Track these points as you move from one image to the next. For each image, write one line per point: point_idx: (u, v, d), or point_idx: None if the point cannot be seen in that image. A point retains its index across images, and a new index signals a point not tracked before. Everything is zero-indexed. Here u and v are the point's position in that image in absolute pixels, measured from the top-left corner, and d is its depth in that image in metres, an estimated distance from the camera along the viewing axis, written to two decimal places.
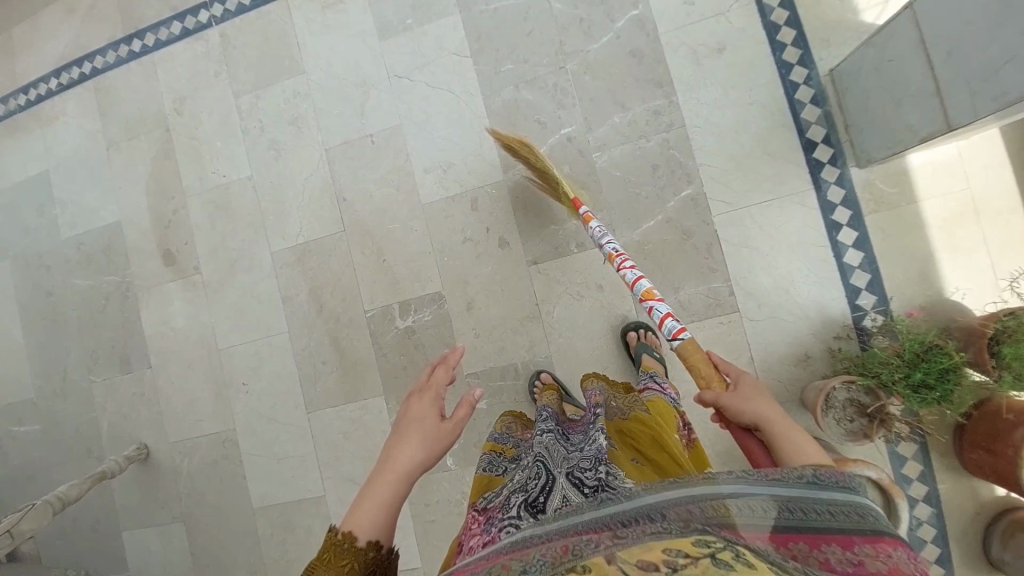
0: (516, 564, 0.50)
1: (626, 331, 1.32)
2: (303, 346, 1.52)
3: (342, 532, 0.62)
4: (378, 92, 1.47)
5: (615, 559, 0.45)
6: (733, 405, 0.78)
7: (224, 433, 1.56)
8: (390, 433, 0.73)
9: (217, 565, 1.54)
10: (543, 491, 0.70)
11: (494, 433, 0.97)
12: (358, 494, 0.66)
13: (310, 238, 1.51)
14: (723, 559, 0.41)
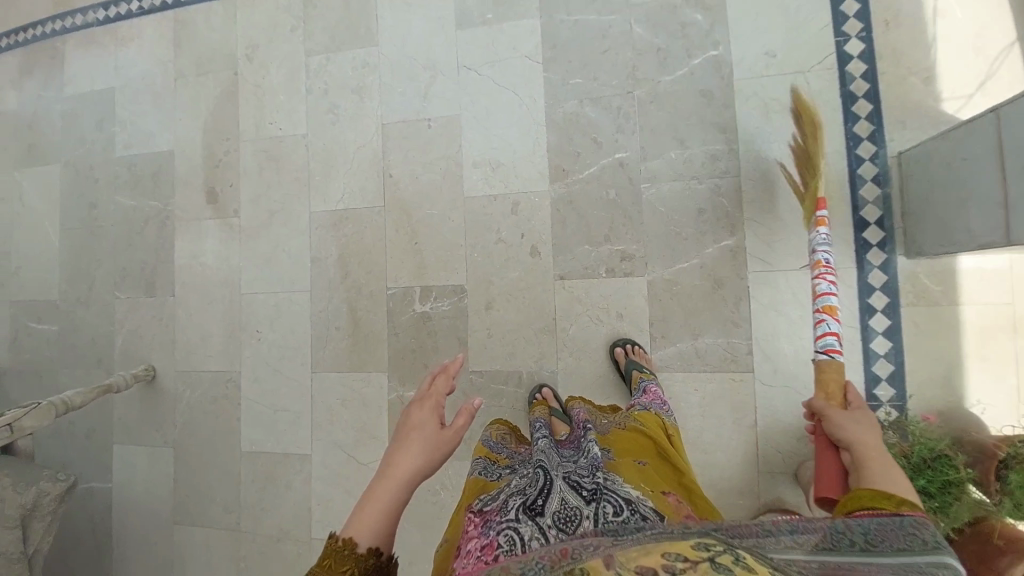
0: (514, 568, 0.50)
1: (614, 347, 1.33)
2: (321, 308, 1.55)
3: (342, 538, 0.63)
4: (444, 79, 1.48)
5: (613, 562, 0.45)
6: (840, 419, 0.90)
7: (229, 374, 1.60)
8: (391, 442, 0.75)
9: (196, 497, 1.59)
10: (541, 493, 0.69)
11: (488, 440, 0.97)
12: (358, 502, 0.67)
13: (349, 206, 1.54)
14: (722, 563, 0.43)
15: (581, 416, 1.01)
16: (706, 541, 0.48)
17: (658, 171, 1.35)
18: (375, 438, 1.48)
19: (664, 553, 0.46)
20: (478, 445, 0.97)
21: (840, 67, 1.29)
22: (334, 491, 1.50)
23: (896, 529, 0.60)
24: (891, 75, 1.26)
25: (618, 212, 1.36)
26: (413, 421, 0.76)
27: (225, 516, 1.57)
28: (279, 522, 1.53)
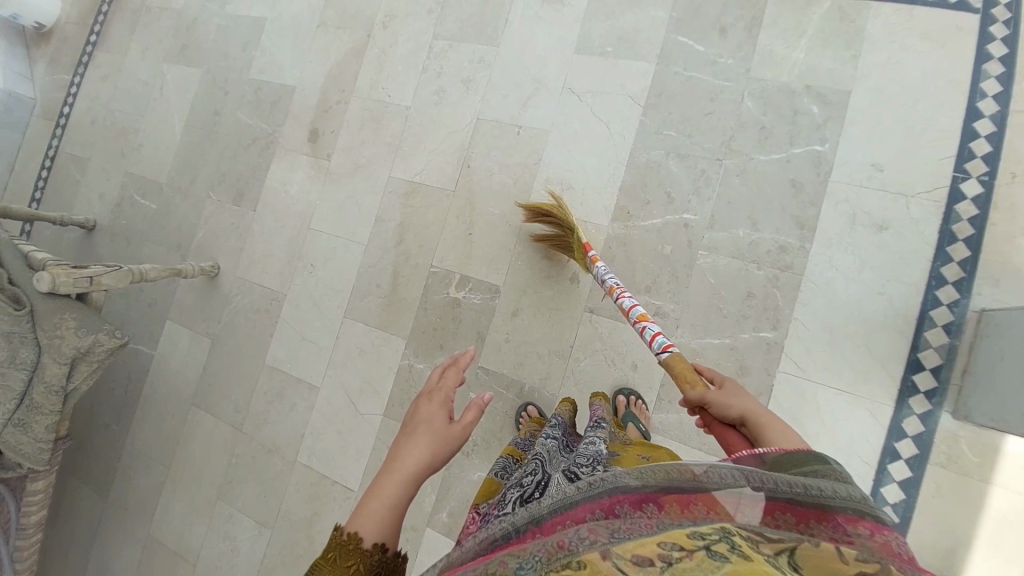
0: (512, 560, 0.55)
1: (616, 395, 1.33)
2: (370, 264, 1.67)
3: (348, 532, 0.69)
4: (547, 94, 1.54)
5: (609, 555, 0.52)
6: (721, 396, 0.87)
7: (276, 294, 1.77)
8: (399, 435, 0.79)
9: (215, 387, 1.78)
10: (538, 486, 0.80)
11: (516, 442, 1.10)
12: (363, 496, 0.73)
13: (424, 182, 1.64)
14: (716, 552, 0.51)
15: (598, 413, 1.11)
16: (702, 531, 0.56)
17: (720, 243, 1.34)
18: (377, 395, 1.59)
19: (663, 544, 0.54)
20: (507, 445, 1.08)
21: (948, 202, 1.23)
22: (327, 427, 1.63)
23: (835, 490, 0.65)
24: (1001, 228, 1.19)
25: (667, 268, 1.36)
26: (421, 416, 0.79)
27: (232, 413, 1.74)
28: (273, 436, 1.68)
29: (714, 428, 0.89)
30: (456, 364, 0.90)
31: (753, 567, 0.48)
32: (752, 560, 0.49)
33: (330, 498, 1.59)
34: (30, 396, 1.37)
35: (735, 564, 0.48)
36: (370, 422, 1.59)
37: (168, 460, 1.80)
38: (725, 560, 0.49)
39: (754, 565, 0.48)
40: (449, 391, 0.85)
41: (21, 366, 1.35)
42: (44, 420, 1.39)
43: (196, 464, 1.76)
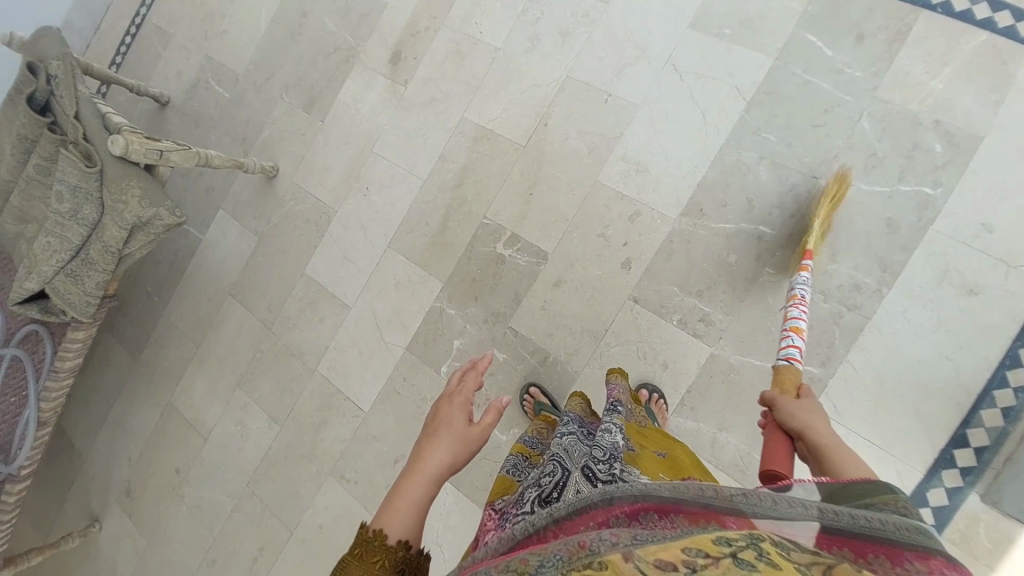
0: (533, 560, 0.59)
1: (639, 389, 1.30)
2: (424, 201, 1.65)
3: (372, 529, 0.72)
4: (646, 66, 1.44)
5: (631, 558, 0.54)
6: (792, 405, 0.89)
7: (327, 209, 1.78)
8: (421, 439, 0.84)
9: (253, 284, 1.84)
10: (557, 486, 0.81)
11: (526, 437, 1.09)
12: (387, 496, 0.76)
13: (495, 129, 1.58)
14: (744, 559, 0.52)
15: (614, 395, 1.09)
16: (729, 537, 0.58)
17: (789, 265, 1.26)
18: (404, 329, 1.62)
19: (687, 550, 0.55)
20: (515, 443, 1.08)
21: None
22: (351, 347, 1.68)
23: (890, 517, 0.63)
24: None
25: (726, 278, 1.30)
26: (442, 418, 0.85)
27: (265, 312, 1.81)
28: (298, 343, 1.75)
29: (769, 428, 0.91)
30: (474, 369, 0.96)
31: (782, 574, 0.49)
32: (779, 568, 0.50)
33: (340, 411, 1.67)
34: (88, 251, 1.44)
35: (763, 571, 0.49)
36: (392, 353, 1.63)
37: (198, 340, 1.89)
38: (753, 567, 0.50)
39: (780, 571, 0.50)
40: (469, 395, 0.91)
41: (83, 222, 1.41)
42: (97, 277, 1.46)
43: (222, 351, 1.85)
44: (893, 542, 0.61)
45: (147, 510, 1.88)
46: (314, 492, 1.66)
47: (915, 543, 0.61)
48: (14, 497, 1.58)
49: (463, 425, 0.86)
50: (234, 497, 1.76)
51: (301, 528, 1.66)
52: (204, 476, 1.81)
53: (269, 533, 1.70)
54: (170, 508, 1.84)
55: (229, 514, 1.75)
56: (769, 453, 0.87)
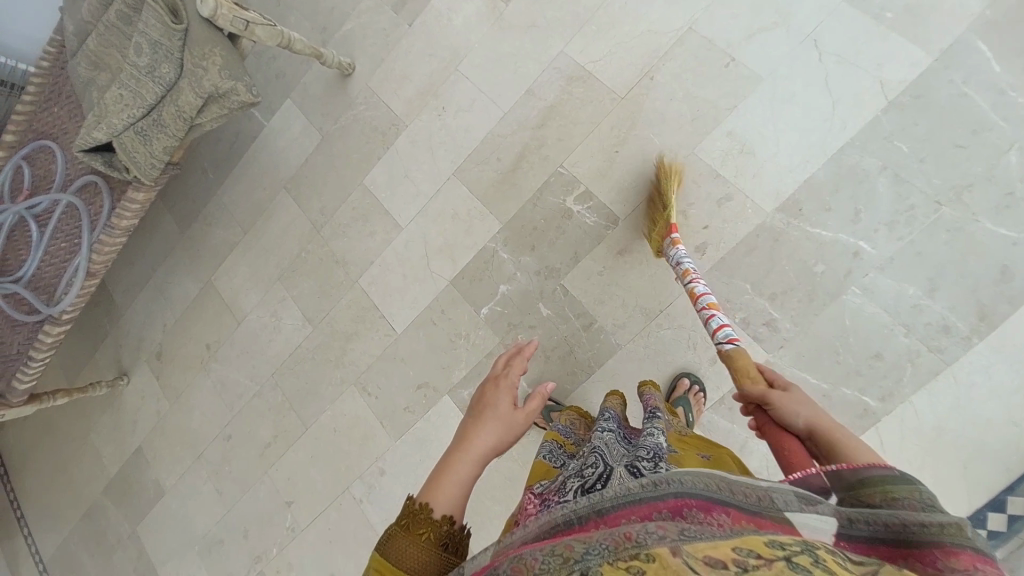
0: (578, 546, 0.59)
1: (679, 377, 1.29)
2: (500, 134, 1.55)
3: (420, 503, 0.76)
4: (783, 36, 1.28)
5: (681, 553, 0.54)
6: (785, 401, 0.83)
7: (398, 122, 1.70)
8: (467, 419, 0.88)
9: (310, 182, 1.81)
10: (599, 479, 0.82)
11: (559, 427, 1.11)
12: (433, 473, 0.80)
13: (594, 73, 1.44)
14: (798, 563, 0.52)
15: (650, 399, 1.09)
16: (780, 541, 0.57)
17: (880, 290, 1.18)
18: (452, 262, 1.58)
19: (737, 549, 0.54)
20: (548, 430, 1.11)
21: None
22: (395, 268, 1.66)
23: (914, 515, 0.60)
24: None
25: (806, 288, 1.21)
26: (487, 400, 0.89)
27: (316, 214, 1.79)
28: (345, 252, 1.74)
29: (770, 431, 0.83)
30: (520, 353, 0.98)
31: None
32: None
33: (373, 327, 1.68)
34: (159, 113, 1.40)
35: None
36: (435, 283, 1.60)
37: (247, 226, 1.89)
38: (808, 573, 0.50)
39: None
40: (513, 378, 0.93)
41: (159, 81, 1.36)
42: (164, 141, 1.43)
43: (269, 243, 1.85)
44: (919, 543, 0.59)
45: (175, 375, 1.97)
46: (335, 396, 1.71)
47: (943, 541, 0.57)
48: (51, 339, 1.58)
49: (508, 408, 0.89)
50: (258, 384, 1.83)
51: (317, 427, 1.73)
52: (232, 357, 1.87)
53: (286, 422, 1.77)
54: (197, 379, 1.93)
55: (252, 397, 1.83)
56: (790, 460, 0.78)
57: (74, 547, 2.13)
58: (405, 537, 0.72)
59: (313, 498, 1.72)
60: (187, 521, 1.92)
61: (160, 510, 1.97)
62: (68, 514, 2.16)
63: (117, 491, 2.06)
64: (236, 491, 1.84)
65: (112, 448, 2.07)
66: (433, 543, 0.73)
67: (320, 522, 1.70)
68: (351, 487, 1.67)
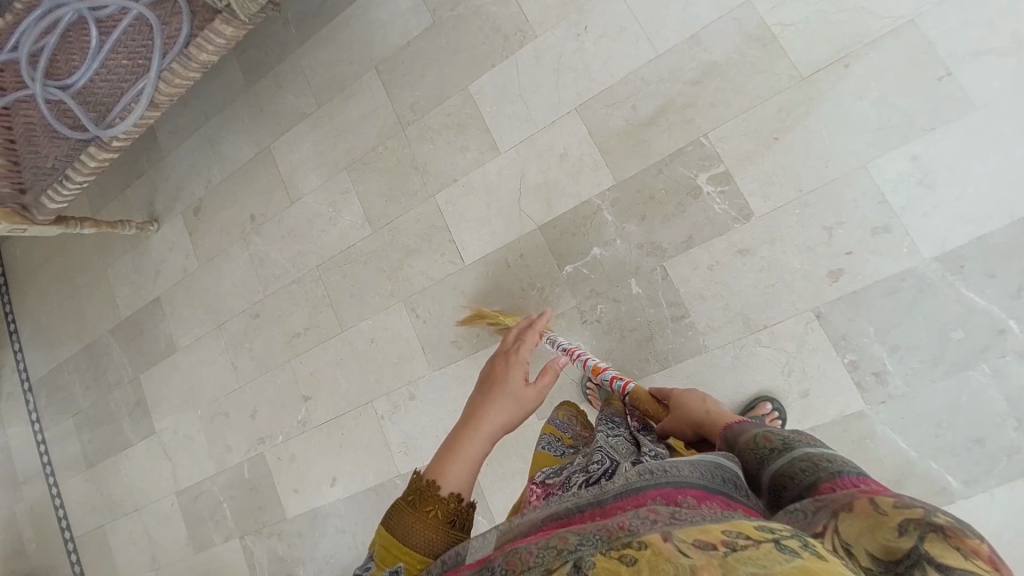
0: (571, 537, 0.51)
1: (761, 402, 1.20)
2: (645, 79, 1.34)
3: (427, 480, 0.71)
4: (1018, 66, 1.11)
5: (672, 538, 0.47)
6: (674, 417, 0.95)
7: (525, 27, 1.46)
8: (479, 398, 0.84)
9: (406, 69, 1.59)
10: (605, 474, 0.76)
11: (557, 419, 1.08)
12: (442, 451, 0.76)
13: (781, 39, 1.23)
14: (787, 545, 0.45)
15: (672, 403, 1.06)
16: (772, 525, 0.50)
17: (1010, 374, 1.11)
18: (546, 206, 1.43)
19: (727, 531, 0.48)
20: (546, 423, 1.07)
21: None
22: (480, 193, 1.50)
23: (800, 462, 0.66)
24: None
25: (934, 349, 1.14)
26: (500, 381, 0.87)
27: (405, 108, 1.59)
28: (428, 159, 1.57)
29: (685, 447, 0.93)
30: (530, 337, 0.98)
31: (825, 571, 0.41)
32: (824, 560, 0.43)
33: (438, 249, 1.55)
34: None
35: (807, 562, 0.42)
36: (521, 222, 1.46)
37: (323, 98, 1.69)
38: (798, 556, 0.42)
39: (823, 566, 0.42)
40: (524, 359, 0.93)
41: None
42: None
43: (342, 124, 1.66)
44: (813, 476, 0.62)
45: (209, 236, 1.84)
46: (379, 308, 1.62)
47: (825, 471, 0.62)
48: (92, 166, 1.40)
49: (521, 386, 0.87)
50: (299, 272, 1.72)
51: (353, 333, 1.65)
52: (277, 236, 1.74)
53: (320, 319, 1.69)
54: (234, 248, 1.81)
55: (289, 283, 1.73)
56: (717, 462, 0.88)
57: (67, 377, 2.09)
58: (409, 513, 0.68)
59: (332, 401, 1.67)
60: (192, 385, 1.87)
61: (165, 366, 1.91)
62: (65, 343, 2.10)
63: (122, 335, 1.98)
64: (252, 371, 1.78)
65: (126, 292, 1.98)
66: (439, 521, 0.67)
67: (333, 425, 1.67)
68: (376, 402, 1.62)
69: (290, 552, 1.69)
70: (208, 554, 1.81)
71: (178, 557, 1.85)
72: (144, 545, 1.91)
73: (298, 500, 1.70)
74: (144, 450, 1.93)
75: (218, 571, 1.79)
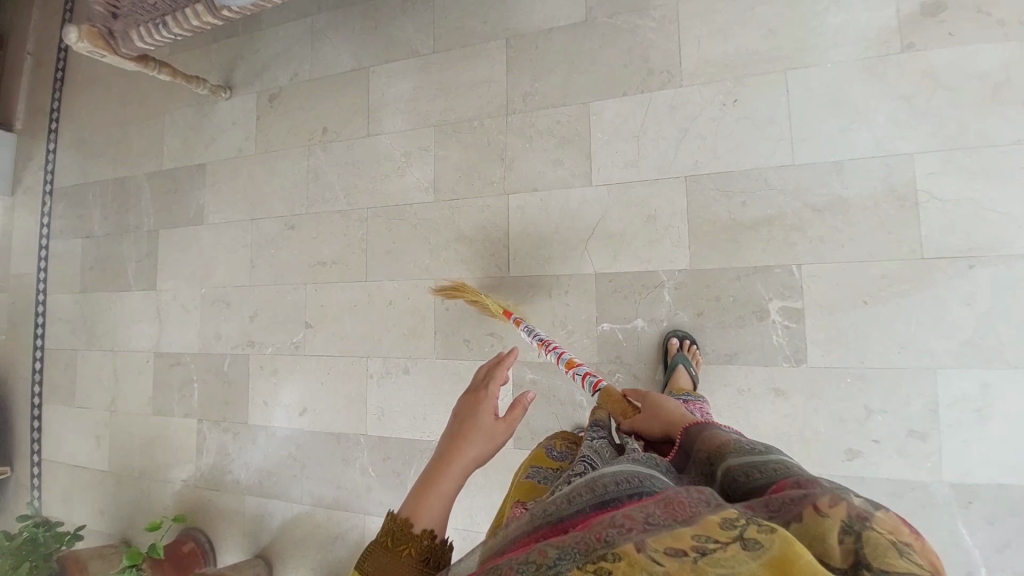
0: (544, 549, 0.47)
1: (669, 338, 1.30)
2: (767, 181, 1.27)
3: (399, 518, 0.62)
4: None
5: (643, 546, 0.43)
6: (644, 422, 0.85)
7: (674, 70, 1.35)
8: (449, 430, 0.73)
9: (535, 54, 1.49)
10: None
11: (549, 448, 0.89)
12: (415, 486, 0.67)
13: (920, 209, 1.16)
14: (750, 540, 0.42)
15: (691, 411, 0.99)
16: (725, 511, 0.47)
17: None
18: (611, 257, 1.38)
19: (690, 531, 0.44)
20: (538, 452, 0.88)
21: None
22: (553, 213, 1.45)
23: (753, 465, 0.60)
24: None
25: None
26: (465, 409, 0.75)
27: (517, 94, 1.50)
28: (517, 155, 1.49)
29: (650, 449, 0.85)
30: (501, 363, 0.85)
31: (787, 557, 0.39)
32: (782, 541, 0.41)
33: (490, 247, 1.51)
34: None
35: (770, 553, 0.40)
36: (580, 261, 1.41)
37: (440, 45, 1.59)
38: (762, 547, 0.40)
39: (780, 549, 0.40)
40: (493, 388, 0.80)
41: None
42: None
43: (449, 81, 1.57)
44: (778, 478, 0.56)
45: (275, 129, 1.78)
46: (411, 276, 1.59)
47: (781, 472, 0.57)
48: (193, 23, 1.35)
49: (491, 418, 0.74)
50: (348, 205, 1.67)
51: (376, 288, 1.63)
52: (341, 160, 1.69)
53: (350, 259, 1.66)
54: (294, 152, 1.75)
55: (334, 211, 1.69)
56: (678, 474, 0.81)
57: (91, 197, 2.08)
58: (379, 557, 0.59)
59: (330, 339, 1.67)
60: (206, 261, 1.86)
61: (187, 232, 1.89)
62: (100, 165, 2.07)
63: (156, 183, 1.95)
64: (266, 275, 1.77)
65: (176, 144, 1.93)
66: (413, 561, 0.59)
67: (323, 361, 1.68)
68: (371, 360, 1.62)
69: (239, 453, 1.75)
70: (164, 420, 1.86)
71: (135, 409, 1.91)
72: (109, 383, 1.97)
73: (263, 412, 1.73)
74: (140, 298, 1.95)
75: (166, 438, 1.85)
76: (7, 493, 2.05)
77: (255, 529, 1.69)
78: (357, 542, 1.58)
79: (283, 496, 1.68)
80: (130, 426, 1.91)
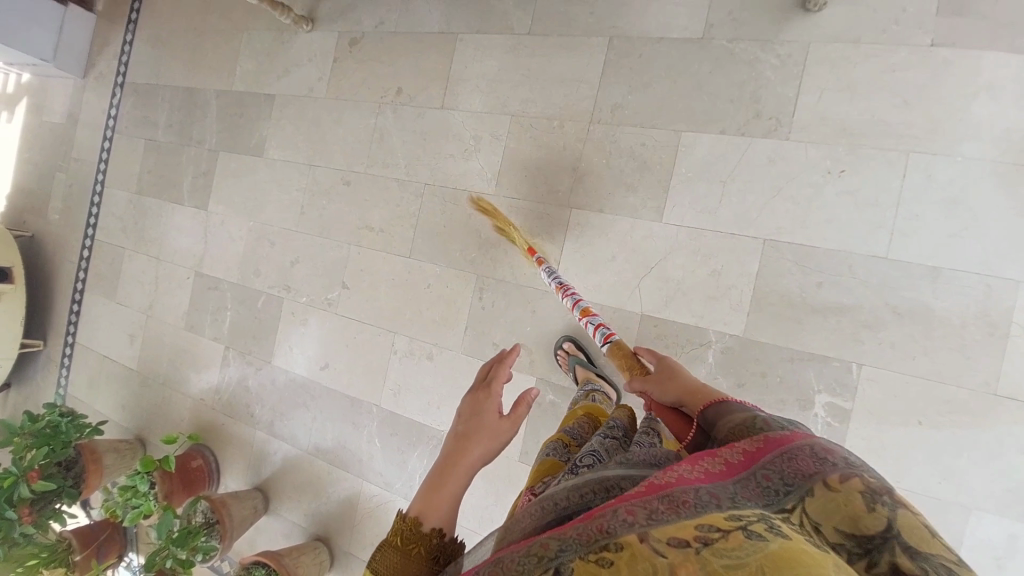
0: (553, 542, 0.45)
1: None
2: (852, 269, 1.17)
3: (409, 518, 0.60)
4: None
5: (648, 537, 0.42)
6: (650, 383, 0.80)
7: (784, 119, 1.23)
8: (456, 428, 0.70)
9: (638, 64, 1.36)
10: None
11: (567, 428, 0.87)
12: (425, 483, 0.64)
13: (1011, 342, 1.08)
14: (754, 531, 0.41)
15: None
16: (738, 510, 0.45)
17: None
18: (664, 302, 1.32)
19: (695, 522, 0.43)
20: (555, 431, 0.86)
21: None
22: (614, 241, 1.38)
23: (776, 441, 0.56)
24: None
25: None
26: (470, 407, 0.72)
27: (607, 103, 1.39)
28: (592, 170, 1.40)
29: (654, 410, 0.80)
30: (504, 359, 0.79)
31: (797, 552, 0.38)
32: (792, 540, 0.40)
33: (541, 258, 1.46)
34: None
35: (778, 546, 0.39)
36: (630, 297, 1.36)
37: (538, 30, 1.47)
38: (766, 540, 0.39)
39: (797, 548, 0.39)
40: (497, 384, 0.76)
41: None
42: None
43: (538, 71, 1.47)
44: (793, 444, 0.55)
45: (350, 77, 1.71)
46: (453, 265, 1.56)
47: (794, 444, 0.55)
48: None
49: (496, 417, 0.71)
50: (407, 176, 1.63)
51: (417, 267, 1.61)
52: (409, 127, 1.62)
53: (398, 232, 1.64)
54: (365, 106, 1.69)
55: (392, 178, 1.65)
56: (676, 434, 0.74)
57: (159, 101, 2.08)
58: (394, 556, 0.58)
59: (362, 305, 1.68)
60: (258, 195, 1.86)
61: (246, 161, 1.89)
62: (172, 69, 2.05)
63: (224, 103, 1.93)
64: (313, 225, 1.76)
65: (249, 67, 1.89)
66: (423, 560, 0.58)
67: (351, 324, 1.70)
68: (397, 336, 1.63)
69: (257, 386, 1.82)
70: (194, 336, 1.94)
71: (169, 319, 1.99)
72: (149, 288, 2.05)
73: (287, 355, 1.78)
74: (190, 215, 1.99)
75: (194, 354, 1.94)
76: (41, 363, 2.19)
77: (259, 460, 1.79)
78: (349, 498, 1.66)
79: (289, 438, 1.75)
80: (162, 333, 2.00)
